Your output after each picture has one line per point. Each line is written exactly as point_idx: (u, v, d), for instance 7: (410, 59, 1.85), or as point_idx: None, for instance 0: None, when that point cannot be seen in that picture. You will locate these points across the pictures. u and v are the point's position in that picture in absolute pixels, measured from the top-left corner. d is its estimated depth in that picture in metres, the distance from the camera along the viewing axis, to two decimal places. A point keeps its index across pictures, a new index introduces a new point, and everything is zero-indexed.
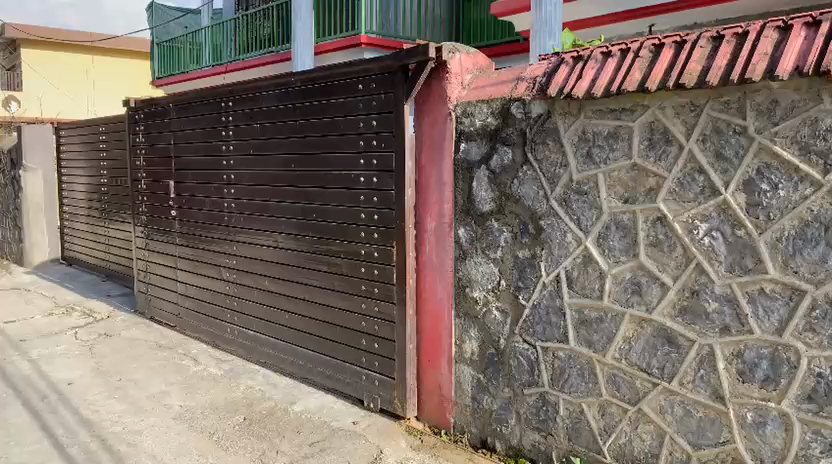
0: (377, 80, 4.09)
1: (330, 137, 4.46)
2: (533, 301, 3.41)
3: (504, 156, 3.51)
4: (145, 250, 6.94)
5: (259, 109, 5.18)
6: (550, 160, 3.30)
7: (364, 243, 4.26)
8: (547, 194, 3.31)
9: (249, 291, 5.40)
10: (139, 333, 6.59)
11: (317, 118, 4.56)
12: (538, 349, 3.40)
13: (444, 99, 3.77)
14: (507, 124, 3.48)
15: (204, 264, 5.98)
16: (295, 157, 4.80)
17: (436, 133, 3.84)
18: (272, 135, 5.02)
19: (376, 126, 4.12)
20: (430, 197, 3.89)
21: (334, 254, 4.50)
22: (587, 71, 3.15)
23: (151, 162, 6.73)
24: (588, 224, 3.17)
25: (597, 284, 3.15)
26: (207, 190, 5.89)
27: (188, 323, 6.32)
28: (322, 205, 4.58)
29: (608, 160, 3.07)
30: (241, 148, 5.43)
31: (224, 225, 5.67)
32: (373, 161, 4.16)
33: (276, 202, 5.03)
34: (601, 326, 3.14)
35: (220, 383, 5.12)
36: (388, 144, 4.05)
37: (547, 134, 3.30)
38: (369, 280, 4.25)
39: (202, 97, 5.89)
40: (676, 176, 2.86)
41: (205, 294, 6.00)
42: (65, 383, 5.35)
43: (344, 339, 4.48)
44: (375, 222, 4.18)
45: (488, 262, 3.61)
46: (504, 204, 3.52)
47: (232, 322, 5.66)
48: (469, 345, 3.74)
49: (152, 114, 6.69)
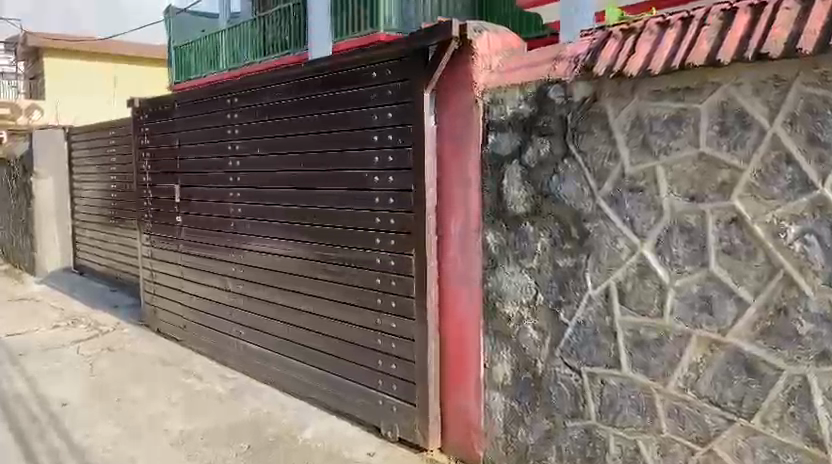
0: (392, 66, 3.61)
1: (341, 132, 3.99)
2: (576, 319, 2.91)
3: (540, 148, 3.00)
4: (150, 259, 6.54)
5: (265, 105, 4.73)
6: (596, 152, 2.79)
7: (378, 251, 3.79)
8: (592, 191, 2.80)
9: (257, 304, 4.95)
10: (144, 347, 6.18)
11: (327, 111, 4.09)
12: (584, 375, 2.89)
13: (469, 85, 3.28)
14: (544, 111, 2.98)
15: (209, 274, 5.55)
16: (303, 156, 4.34)
17: (460, 124, 3.35)
18: (279, 133, 4.58)
19: (391, 118, 3.64)
20: (454, 197, 3.40)
21: (346, 263, 4.03)
22: (642, 44, 2.64)
23: (155, 166, 6.34)
24: (644, 226, 2.65)
25: (656, 300, 2.63)
26: (213, 193, 5.47)
27: (194, 338, 5.89)
28: (333, 208, 4.11)
29: (669, 149, 2.56)
30: (247, 148, 4.99)
31: (230, 232, 5.24)
32: (389, 158, 3.68)
33: (284, 205, 4.58)
34: (661, 349, 2.63)
35: (225, 405, 4.66)
36: (405, 138, 3.57)
37: (593, 121, 2.79)
38: (384, 292, 3.76)
39: (206, 94, 5.46)
40: (757, 167, 2.33)
41: (210, 306, 5.57)
42: (59, 403, 4.92)
43: (357, 358, 4.00)
44: (391, 226, 3.70)
45: (521, 273, 3.11)
46: (539, 205, 3.01)
47: (238, 337, 5.22)
48: (500, 368, 3.24)
49: (155, 115, 6.29)
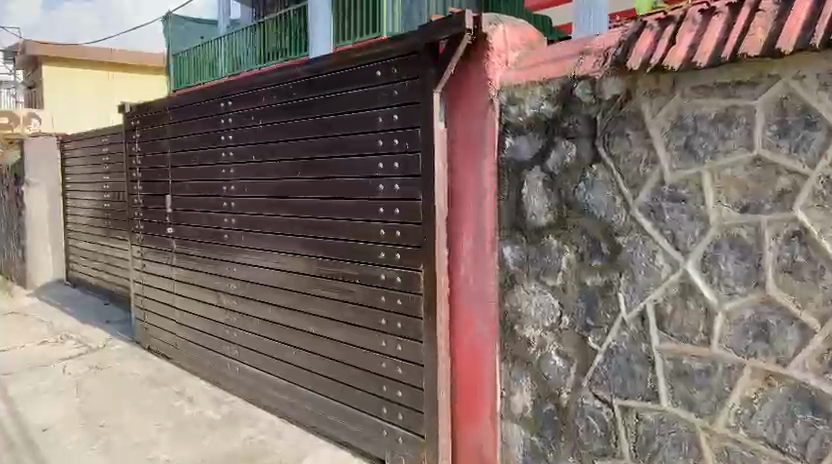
0: (399, 64, 3.30)
1: (343, 137, 3.68)
2: (607, 345, 2.58)
3: (565, 153, 2.68)
4: (142, 272, 6.22)
5: (261, 108, 4.42)
6: (630, 156, 2.47)
7: (383, 266, 3.46)
8: (626, 201, 2.48)
9: (252, 321, 4.63)
10: (134, 365, 5.85)
11: (327, 114, 3.78)
12: (615, 408, 2.56)
13: (484, 82, 2.96)
14: (569, 111, 2.66)
15: (202, 289, 5.23)
16: (302, 163, 4.02)
17: (473, 127, 3.03)
18: (277, 138, 4.27)
19: (398, 120, 3.33)
20: (466, 207, 3.07)
21: (348, 279, 3.70)
22: (683, 33, 2.31)
23: (147, 174, 6.03)
24: (687, 240, 2.32)
25: (702, 325, 2.30)
26: (207, 203, 5.15)
27: (186, 356, 5.56)
28: (334, 219, 3.79)
29: (717, 153, 2.24)
30: (242, 155, 4.68)
31: (225, 244, 4.92)
32: (395, 164, 3.36)
33: (281, 216, 4.26)
34: (708, 381, 2.29)
35: (218, 431, 4.33)
36: (413, 142, 3.25)
37: (626, 121, 2.48)
38: (390, 311, 3.44)
39: (200, 97, 5.16)
40: (824, 173, 2.00)
41: (203, 323, 5.24)
42: (40, 429, 4.58)
43: (360, 383, 3.67)
44: (397, 239, 3.38)
45: (544, 292, 2.79)
46: (564, 216, 2.69)
47: (232, 357, 4.89)
48: (519, 398, 2.90)
49: (148, 121, 5.98)
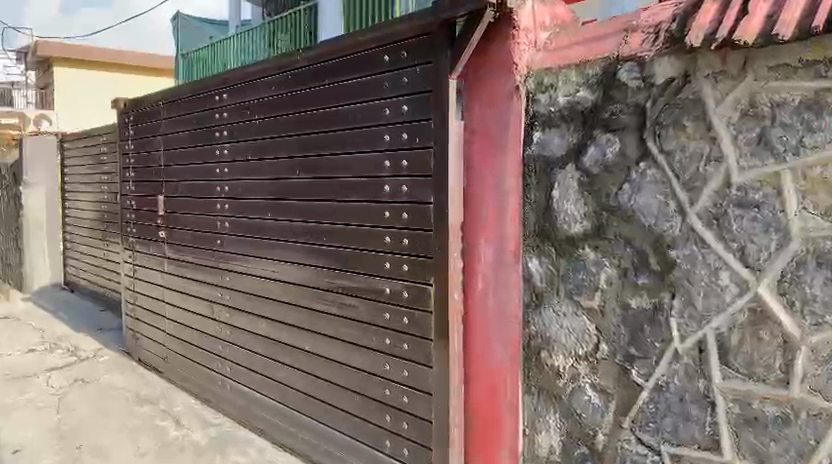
0: (409, 47, 2.88)
1: (345, 132, 3.27)
2: (654, 380, 2.14)
3: (605, 149, 2.24)
4: (133, 278, 5.83)
5: (258, 100, 4.02)
6: (688, 152, 2.04)
7: (388, 278, 3.04)
8: (682, 206, 2.05)
9: (245, 336, 4.22)
10: (121, 379, 5.45)
11: (329, 106, 3.37)
12: (663, 458, 2.11)
13: (508, 68, 2.53)
14: (611, 98, 2.22)
15: (195, 298, 4.82)
16: (300, 161, 3.61)
17: (494, 120, 2.59)
18: (274, 134, 3.86)
19: (407, 112, 2.90)
20: (485, 213, 2.64)
21: (349, 293, 3.28)
22: (759, 3, 1.87)
23: (140, 173, 5.65)
24: (760, 255, 1.88)
25: (779, 362, 1.85)
26: (200, 205, 4.76)
27: (176, 371, 5.15)
28: (334, 224, 3.38)
29: (802, 148, 1.80)
30: (237, 152, 4.28)
31: (218, 250, 4.51)
32: (403, 162, 2.94)
33: (278, 220, 3.85)
34: (786, 431, 1.84)
35: (203, 458, 3.90)
36: (424, 136, 2.83)
37: (682, 109, 2.03)
38: (395, 331, 3.01)
39: (194, 91, 4.77)
40: None
41: (195, 334, 4.84)
42: (11, 451, 4.17)
43: (360, 410, 3.24)
44: (405, 248, 2.95)
45: (577, 314, 2.35)
46: (603, 224, 2.26)
47: (224, 374, 4.48)
48: (545, 438, 2.46)
49: (141, 116, 5.60)
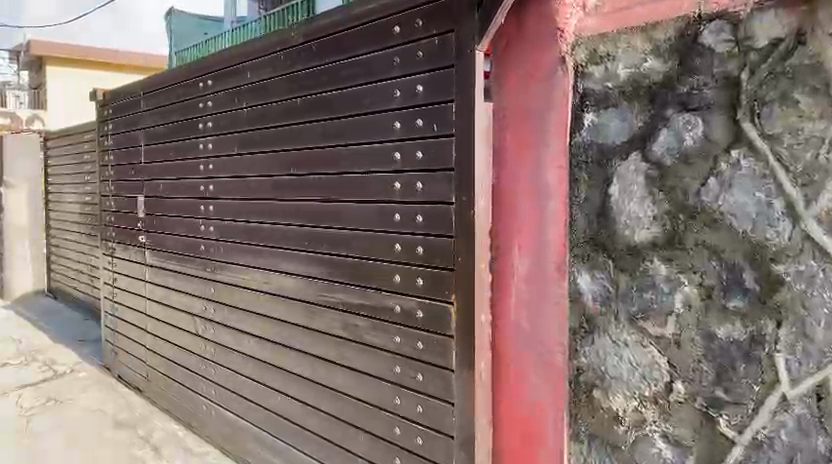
0: (426, 14, 2.38)
1: (348, 120, 2.78)
2: (751, 436, 1.63)
3: (680, 133, 1.75)
4: (113, 287, 5.33)
5: (249, 86, 3.53)
6: (802, 135, 1.53)
7: (399, 294, 2.54)
8: (793, 207, 1.54)
9: (233, 356, 3.72)
10: (98, 399, 4.95)
11: (329, 91, 2.88)
12: None
13: (549, 35, 2.01)
14: (692, 68, 1.73)
15: (179, 311, 4.33)
16: (296, 155, 3.13)
17: (529, 101, 2.09)
18: (266, 124, 3.37)
19: (421, 93, 2.41)
20: (518, 215, 2.13)
21: (351, 310, 2.79)
22: None
23: (120, 172, 5.16)
24: None
25: None
26: (185, 206, 4.27)
27: (157, 391, 4.65)
28: (334, 228, 2.89)
29: None
30: (225, 146, 3.79)
31: (204, 257, 4.02)
32: (417, 154, 2.44)
33: (270, 224, 3.36)
34: None
35: None
36: (443, 122, 2.33)
37: (794, 79, 1.53)
38: (407, 358, 2.51)
39: (178, 79, 4.28)
40: None
41: (178, 352, 4.35)
42: None
43: (366, 449, 2.75)
44: (419, 258, 2.45)
45: (644, 345, 1.84)
46: (680, 231, 1.76)
47: (210, 398, 3.98)
48: None
49: (122, 109, 5.11)
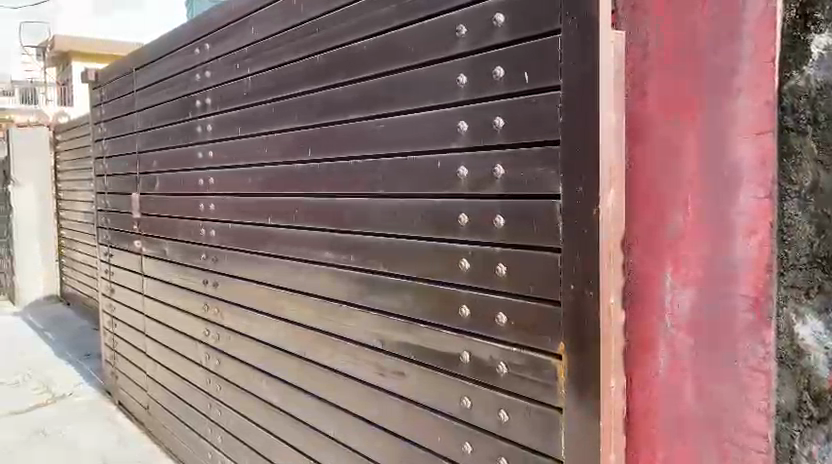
0: None
1: (383, 82, 1.98)
2: None
3: None
4: (110, 301, 4.64)
5: (253, 46, 2.76)
6: None
7: (466, 332, 1.73)
8: None
9: (240, 395, 2.98)
10: (93, 431, 4.26)
11: (358, 41, 2.09)
12: None
13: None
14: None
15: (179, 335, 3.59)
16: (316, 137, 2.34)
17: (697, 27, 1.23)
18: (275, 96, 2.60)
19: (495, 27, 1.59)
20: (676, 221, 1.30)
21: (393, 350, 2.00)
22: None
23: (114, 164, 4.45)
24: None
25: None
26: (182, 201, 3.54)
27: (158, 427, 3.93)
28: (368, 231, 2.10)
29: None
30: (225, 127, 3.04)
31: (205, 268, 3.28)
32: (489, 125, 1.63)
33: (285, 226, 2.59)
34: None
35: None
36: (536, 70, 1.49)
37: None
38: (475, 428, 1.72)
39: (173, 48, 3.54)
40: None
41: (178, 384, 3.63)
42: None
43: None
44: (496, 281, 1.64)
45: None
46: None
47: (215, 445, 3.24)
48: None
49: (115, 90, 4.40)
